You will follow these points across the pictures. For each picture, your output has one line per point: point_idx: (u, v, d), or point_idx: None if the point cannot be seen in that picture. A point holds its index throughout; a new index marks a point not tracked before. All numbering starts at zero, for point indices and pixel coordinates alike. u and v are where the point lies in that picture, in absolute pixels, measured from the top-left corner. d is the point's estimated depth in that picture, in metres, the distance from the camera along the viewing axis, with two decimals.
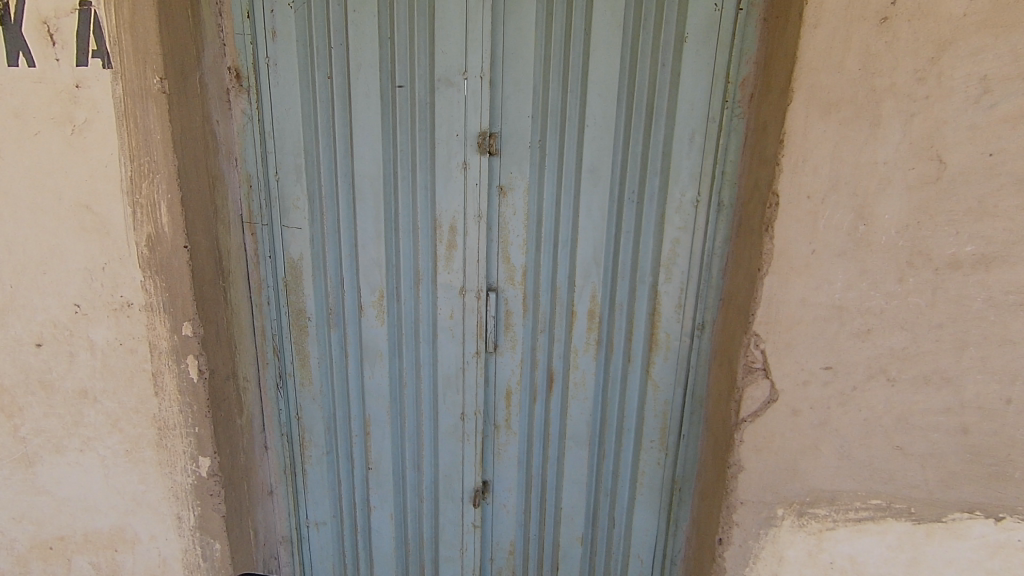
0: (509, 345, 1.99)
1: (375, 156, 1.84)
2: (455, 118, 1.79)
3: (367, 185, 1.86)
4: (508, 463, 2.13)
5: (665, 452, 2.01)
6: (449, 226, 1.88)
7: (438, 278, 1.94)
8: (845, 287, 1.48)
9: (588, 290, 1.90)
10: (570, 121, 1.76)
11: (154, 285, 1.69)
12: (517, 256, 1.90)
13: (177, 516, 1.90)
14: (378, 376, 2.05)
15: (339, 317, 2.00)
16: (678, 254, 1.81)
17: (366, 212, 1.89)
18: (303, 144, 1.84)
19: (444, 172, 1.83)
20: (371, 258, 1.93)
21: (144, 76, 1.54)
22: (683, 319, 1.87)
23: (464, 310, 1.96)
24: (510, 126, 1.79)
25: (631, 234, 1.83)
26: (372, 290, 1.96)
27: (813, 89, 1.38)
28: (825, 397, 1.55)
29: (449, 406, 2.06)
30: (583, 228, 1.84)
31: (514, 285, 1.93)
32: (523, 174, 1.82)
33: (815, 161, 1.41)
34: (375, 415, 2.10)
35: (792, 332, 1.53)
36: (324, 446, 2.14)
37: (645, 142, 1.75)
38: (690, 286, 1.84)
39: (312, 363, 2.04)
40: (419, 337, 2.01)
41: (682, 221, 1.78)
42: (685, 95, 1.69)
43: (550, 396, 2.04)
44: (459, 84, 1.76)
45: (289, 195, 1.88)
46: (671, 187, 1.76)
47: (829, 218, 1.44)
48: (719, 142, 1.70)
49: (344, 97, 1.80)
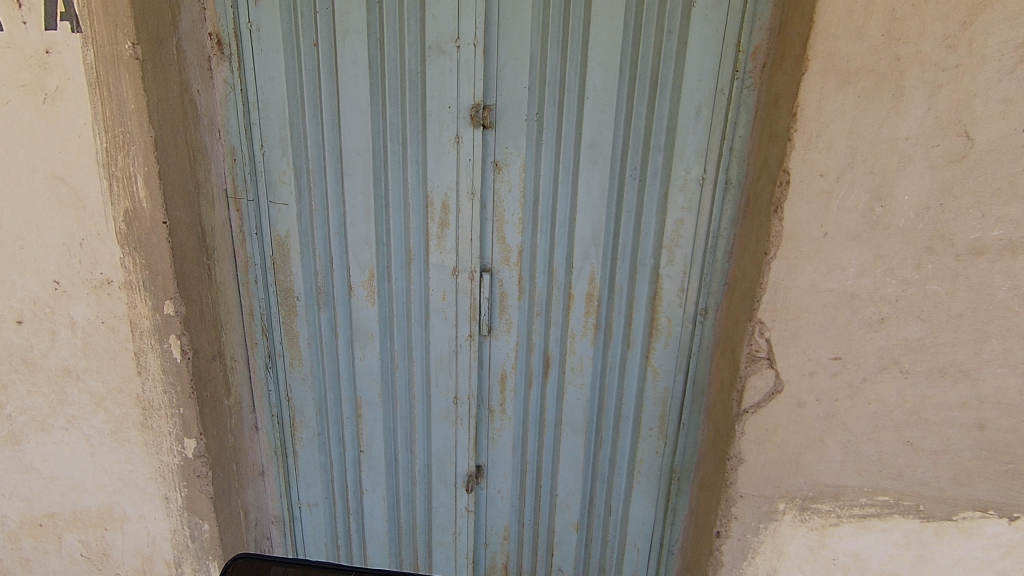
0: (503, 327, 1.92)
1: (364, 129, 1.75)
2: (447, 90, 1.69)
3: (356, 160, 1.78)
4: (502, 448, 2.07)
5: (664, 440, 1.94)
6: (441, 204, 1.80)
7: (430, 258, 1.86)
8: (858, 273, 1.38)
9: (586, 273, 1.82)
10: (568, 92, 1.66)
11: (134, 261, 1.63)
12: (513, 235, 1.81)
13: (164, 497, 1.87)
14: (369, 358, 2.00)
15: (328, 296, 1.94)
16: (682, 236, 1.72)
17: (355, 189, 1.81)
18: (289, 115, 1.75)
19: (436, 146, 1.74)
20: (360, 236, 1.85)
21: (116, 40, 1.46)
22: (686, 304, 1.78)
23: (457, 292, 1.89)
24: (506, 97, 1.68)
25: (632, 215, 1.74)
26: (362, 269, 1.89)
27: (830, 57, 1.26)
28: (833, 388, 1.47)
29: (442, 390, 2.01)
30: (582, 206, 1.75)
31: (509, 266, 1.85)
32: (519, 150, 1.73)
33: (830, 137, 1.30)
34: (366, 398, 2.05)
35: (799, 321, 1.44)
36: (315, 428, 2.10)
37: (648, 116, 1.64)
38: (693, 270, 1.74)
39: (301, 343, 1.99)
40: (411, 318, 1.94)
41: (686, 200, 1.68)
42: (692, 66, 1.57)
43: (546, 380, 1.97)
44: (451, 53, 1.66)
45: (275, 168, 1.81)
46: (675, 164, 1.66)
47: (843, 199, 1.34)
48: (728, 116, 1.59)
49: (330, 65, 1.71)
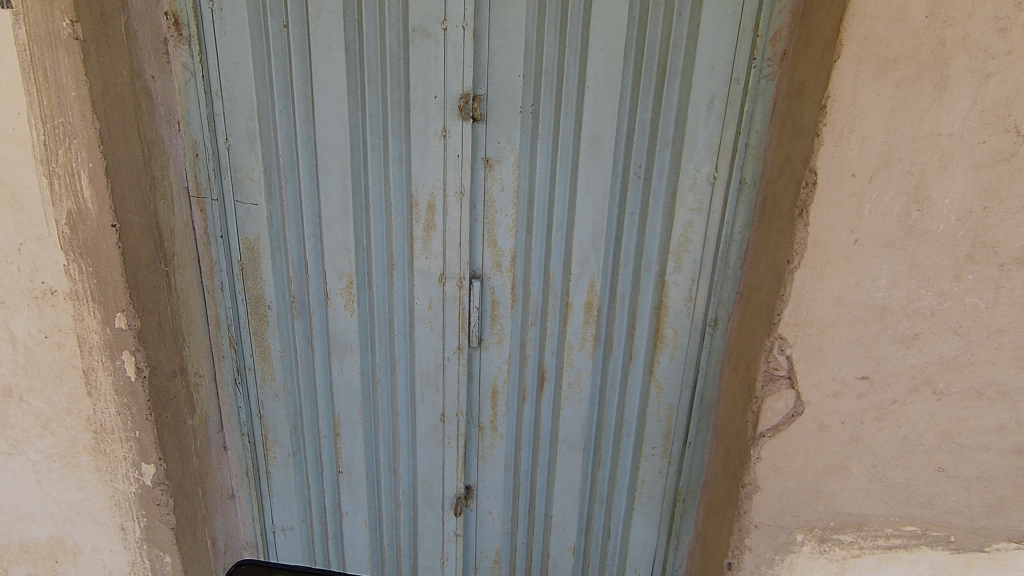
0: (494, 339, 1.77)
1: (340, 121, 1.57)
2: (433, 77, 1.52)
3: (332, 156, 1.61)
4: (493, 467, 1.92)
5: (668, 460, 1.80)
6: (427, 204, 1.63)
7: (415, 264, 1.69)
8: (890, 284, 1.24)
9: (585, 280, 1.67)
10: (567, 82, 1.50)
11: (80, 269, 1.44)
12: (505, 239, 1.66)
13: (121, 527, 1.69)
14: (348, 373, 1.83)
15: (303, 305, 1.77)
16: (690, 240, 1.57)
17: (331, 188, 1.64)
18: (257, 105, 1.58)
19: (421, 141, 1.58)
20: (338, 239, 1.68)
21: (52, 17, 1.27)
22: (694, 314, 1.63)
23: (444, 301, 1.72)
24: (498, 86, 1.52)
25: (635, 217, 1.59)
26: (339, 276, 1.72)
27: (867, 42, 1.11)
28: (859, 410, 1.34)
29: (428, 406, 1.85)
30: (581, 207, 1.60)
31: (502, 272, 1.69)
32: (512, 145, 1.57)
33: (864, 132, 1.16)
34: (345, 415, 1.88)
35: (824, 337, 1.30)
36: (290, 448, 1.93)
37: (654, 109, 1.49)
38: (702, 277, 1.59)
39: (274, 356, 1.82)
40: (394, 328, 1.77)
41: (696, 201, 1.53)
42: (704, 52, 1.42)
43: (540, 396, 1.82)
44: (437, 36, 1.49)
45: (242, 164, 1.63)
46: (685, 161, 1.51)
47: (876, 202, 1.19)
48: (744, 109, 1.44)
49: (302, 50, 1.53)
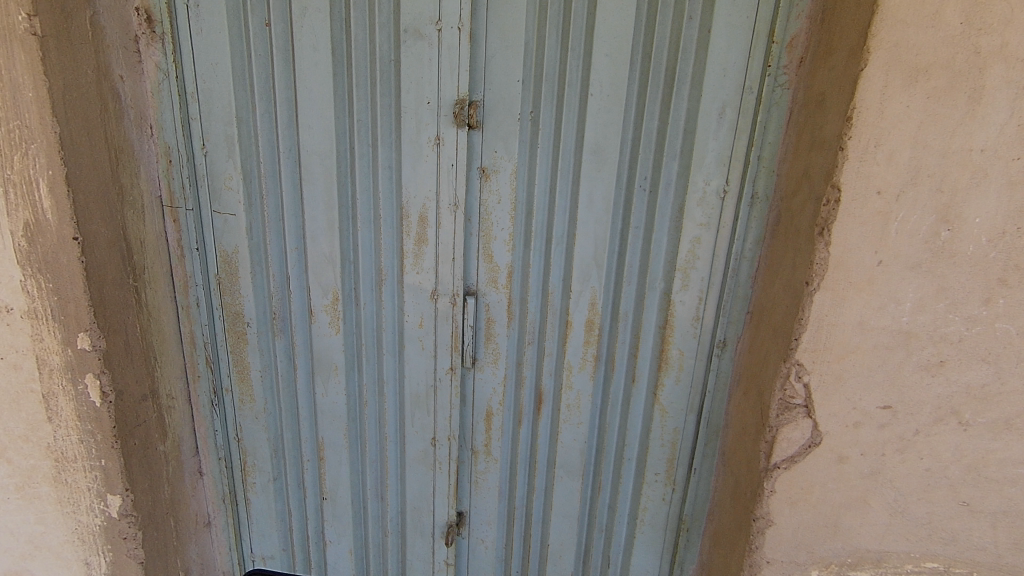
0: (489, 359, 1.67)
1: (326, 127, 1.47)
2: (426, 82, 1.42)
3: (317, 164, 1.50)
4: (487, 493, 1.81)
5: (672, 487, 1.70)
6: (418, 216, 1.53)
7: (405, 279, 1.59)
8: (916, 308, 1.16)
9: (586, 297, 1.57)
10: (569, 88, 1.41)
11: (38, 286, 1.32)
12: (501, 254, 1.56)
13: (84, 563, 1.57)
14: (333, 395, 1.72)
15: (284, 322, 1.66)
16: (698, 257, 1.48)
17: (316, 199, 1.53)
18: (236, 109, 1.46)
19: (412, 150, 1.47)
20: (323, 253, 1.57)
21: (6, 11, 1.16)
22: (700, 334, 1.54)
23: (436, 318, 1.62)
24: (495, 92, 1.43)
25: (640, 232, 1.50)
26: (324, 291, 1.61)
27: (896, 49, 1.03)
28: (880, 441, 1.25)
29: (418, 430, 1.74)
30: (583, 221, 1.51)
31: (497, 288, 1.60)
32: (510, 154, 1.47)
33: (891, 146, 1.08)
34: (329, 439, 1.77)
35: (844, 364, 1.21)
36: (270, 473, 1.82)
37: (662, 118, 1.40)
38: (710, 296, 1.50)
39: (253, 377, 1.71)
40: (383, 347, 1.67)
41: (704, 216, 1.45)
42: (715, 59, 1.33)
43: (537, 419, 1.73)
44: (431, 38, 1.39)
45: (219, 172, 1.52)
46: (693, 174, 1.42)
47: (903, 221, 1.11)
48: (757, 119, 1.36)
49: (285, 50, 1.42)
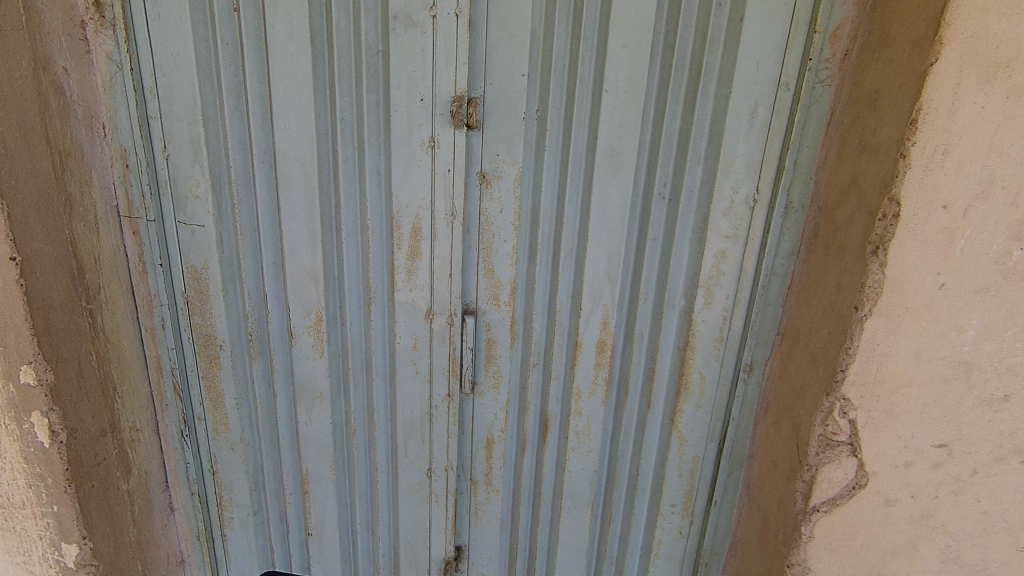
0: (490, 383, 1.52)
1: (305, 128, 1.29)
2: (418, 76, 1.25)
3: (295, 169, 1.32)
4: (487, 526, 1.66)
5: (690, 519, 1.56)
6: (411, 228, 1.36)
7: (397, 297, 1.43)
8: (980, 337, 1.01)
9: (598, 316, 1.43)
10: (581, 84, 1.25)
11: None
12: (504, 268, 1.41)
13: None
14: (317, 424, 1.55)
15: (262, 344, 1.49)
16: (724, 272, 1.33)
17: (294, 208, 1.35)
18: (202, 107, 1.28)
19: (403, 153, 1.30)
20: (303, 268, 1.40)
21: None
22: (724, 357, 1.40)
23: (431, 340, 1.46)
24: (497, 89, 1.27)
25: (658, 244, 1.35)
26: (306, 311, 1.44)
27: (973, 41, 0.89)
28: (933, 483, 1.10)
29: (412, 460, 1.59)
30: (595, 233, 1.35)
31: (499, 306, 1.44)
32: (514, 158, 1.31)
33: (961, 153, 0.93)
34: (314, 470, 1.61)
35: (897, 399, 1.07)
36: (249, 507, 1.65)
37: (685, 118, 1.24)
38: (736, 314, 1.36)
39: (227, 404, 1.54)
40: (372, 371, 1.50)
41: (732, 227, 1.29)
42: (748, 51, 1.18)
43: (543, 446, 1.58)
44: (424, 26, 1.22)
45: (184, 178, 1.33)
46: (720, 181, 1.27)
47: (971, 239, 0.97)
48: (794, 119, 1.21)
49: (257, 39, 1.24)
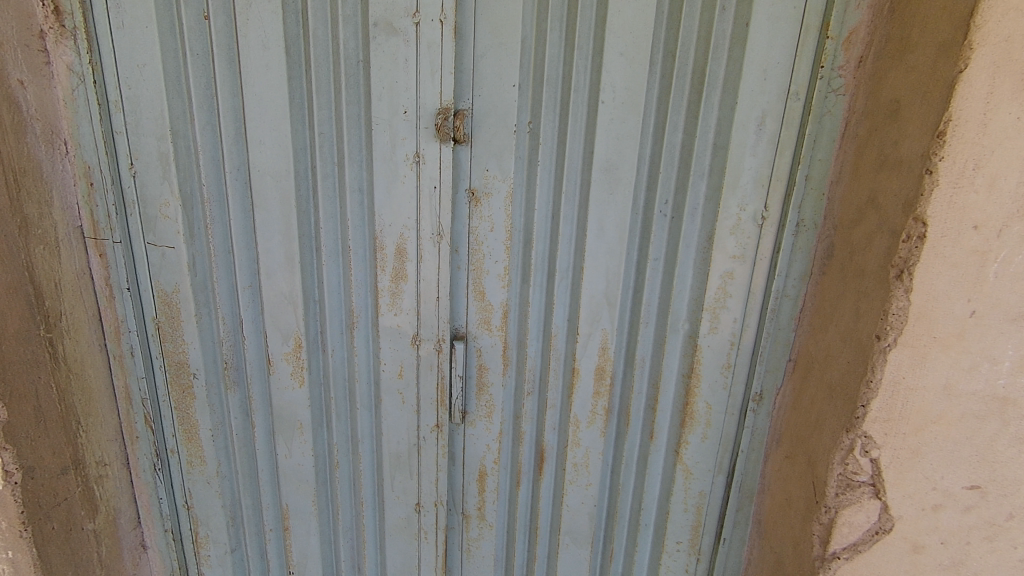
0: (482, 412, 1.43)
1: (281, 143, 1.21)
2: (401, 87, 1.16)
3: (270, 186, 1.24)
4: (481, 563, 1.56)
5: (696, 557, 1.46)
6: (395, 249, 1.27)
7: (381, 322, 1.34)
8: (1016, 369, 0.92)
9: (596, 341, 1.34)
10: (576, 94, 1.17)
11: None
12: (495, 291, 1.32)
13: None
14: (297, 457, 1.46)
15: (238, 372, 1.39)
16: (730, 294, 1.24)
17: (271, 228, 1.27)
18: (171, 121, 1.20)
19: (386, 169, 1.22)
20: (281, 292, 1.31)
21: None
22: (732, 386, 1.30)
23: (418, 368, 1.37)
24: (486, 100, 1.19)
25: (660, 265, 1.26)
26: (283, 337, 1.35)
27: (1007, 46, 0.80)
28: (964, 528, 1.01)
29: (399, 494, 1.49)
30: (592, 252, 1.27)
31: (491, 331, 1.35)
32: (505, 174, 1.23)
33: (994, 168, 0.84)
34: (295, 505, 1.51)
35: (924, 437, 0.97)
36: (227, 544, 1.55)
37: (687, 130, 1.16)
38: (744, 340, 1.26)
39: (202, 436, 1.45)
40: (356, 401, 1.41)
41: (738, 246, 1.20)
42: (754, 58, 1.09)
43: (539, 479, 1.48)
44: (406, 33, 1.14)
45: (152, 197, 1.25)
46: (725, 197, 1.18)
47: (1005, 262, 0.88)
48: (804, 131, 1.12)
49: (229, 49, 1.16)
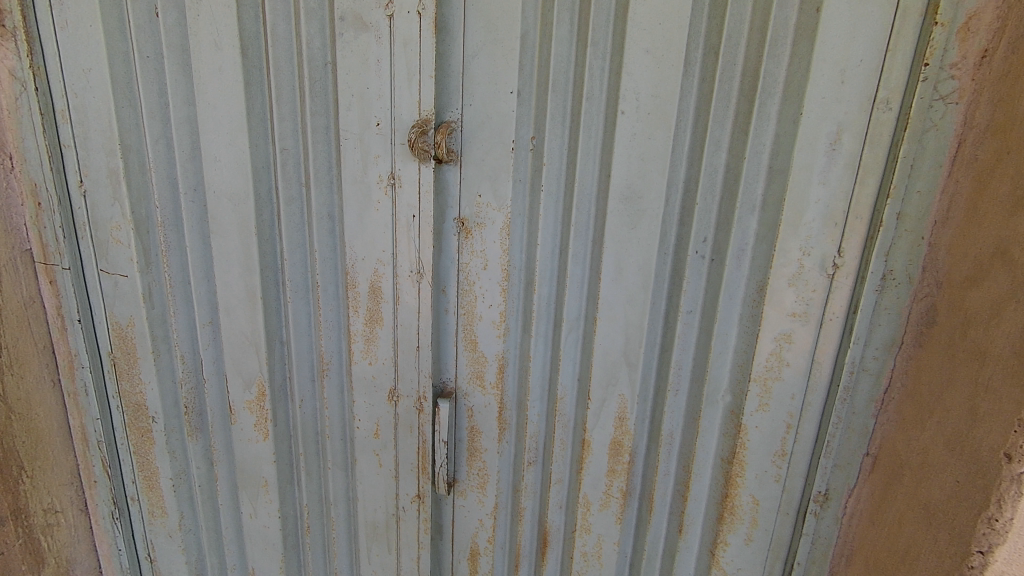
0: (473, 481, 1.19)
1: (239, 160, 1.03)
2: (374, 95, 0.96)
3: (228, 211, 1.06)
4: None
5: None
6: (370, 288, 1.07)
7: (355, 372, 1.13)
8: None
9: (611, 409, 1.07)
10: (588, 103, 0.93)
11: None
12: (489, 341, 1.09)
13: None
14: (263, 517, 1.27)
15: (200, 418, 1.22)
16: (787, 364, 0.94)
17: (230, 258, 1.09)
18: (119, 133, 1.04)
19: (358, 193, 1.01)
20: (242, 331, 1.13)
21: None
22: (787, 479, 1.00)
23: (396, 427, 1.15)
24: (478, 111, 0.96)
25: (694, 320, 0.98)
26: (246, 384, 1.17)
27: None
28: None
29: (377, 569, 1.27)
30: (607, 300, 1.01)
31: (484, 388, 1.12)
32: (500, 201, 1.00)
33: None
34: (263, 570, 1.32)
35: None
36: None
37: (733, 149, 0.89)
38: (805, 423, 0.96)
39: (163, 486, 1.28)
40: (328, 458, 1.21)
41: (799, 303, 0.91)
42: (828, 54, 0.81)
43: (541, 565, 1.22)
44: (378, 29, 0.93)
45: (103, 220, 1.10)
46: (783, 238, 0.89)
47: None
48: (898, 154, 0.82)
49: (181, 51, 0.99)
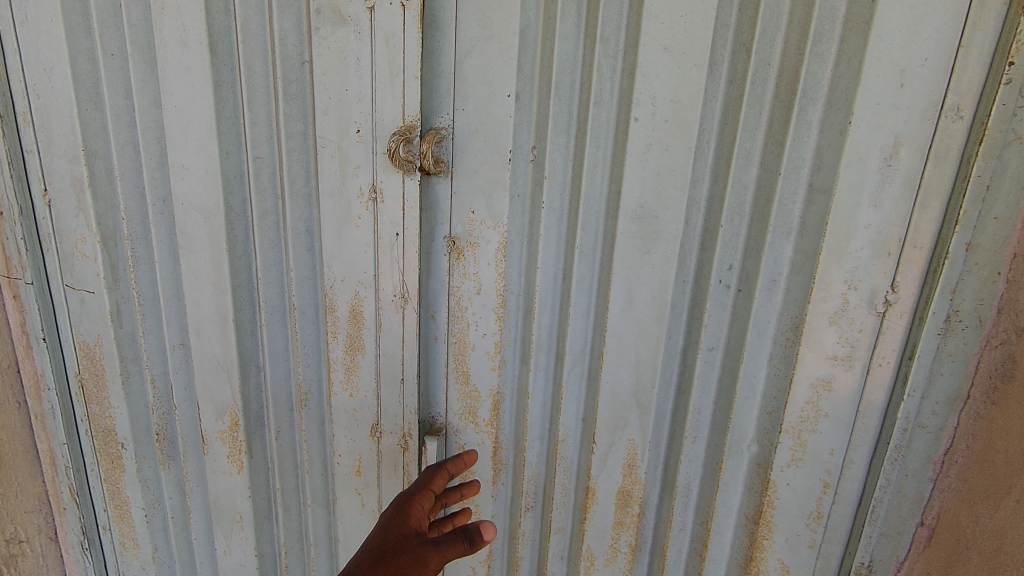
0: None
1: (208, 169, 0.93)
2: (355, 98, 0.85)
3: (198, 224, 0.96)
4: None
5: None
6: (351, 312, 0.96)
7: (335, 403, 1.03)
8: None
9: (619, 456, 0.94)
10: (596, 108, 0.80)
11: None
12: (483, 374, 0.96)
13: None
14: (238, 555, 1.17)
15: (172, 446, 1.13)
16: (826, 414, 0.80)
17: (200, 275, 0.99)
18: (82, 137, 0.95)
19: (337, 206, 0.91)
20: (214, 356, 1.03)
21: None
22: (823, 546, 0.86)
23: (380, 465, 1.04)
24: (472, 116, 0.85)
25: (716, 358, 0.85)
26: (218, 412, 1.07)
27: None
28: None
29: None
30: (616, 333, 0.88)
31: (477, 425, 1.00)
32: (496, 218, 0.88)
33: None
34: None
35: None
36: None
37: (766, 163, 0.76)
38: (846, 483, 0.82)
39: (134, 516, 1.19)
40: (308, 494, 1.10)
41: (842, 344, 0.77)
42: (885, 50, 0.67)
43: None
44: (359, 23, 0.83)
45: (67, 232, 1.01)
46: (824, 267, 0.75)
47: None
48: (972, 173, 0.68)
49: (147, 48, 0.90)
